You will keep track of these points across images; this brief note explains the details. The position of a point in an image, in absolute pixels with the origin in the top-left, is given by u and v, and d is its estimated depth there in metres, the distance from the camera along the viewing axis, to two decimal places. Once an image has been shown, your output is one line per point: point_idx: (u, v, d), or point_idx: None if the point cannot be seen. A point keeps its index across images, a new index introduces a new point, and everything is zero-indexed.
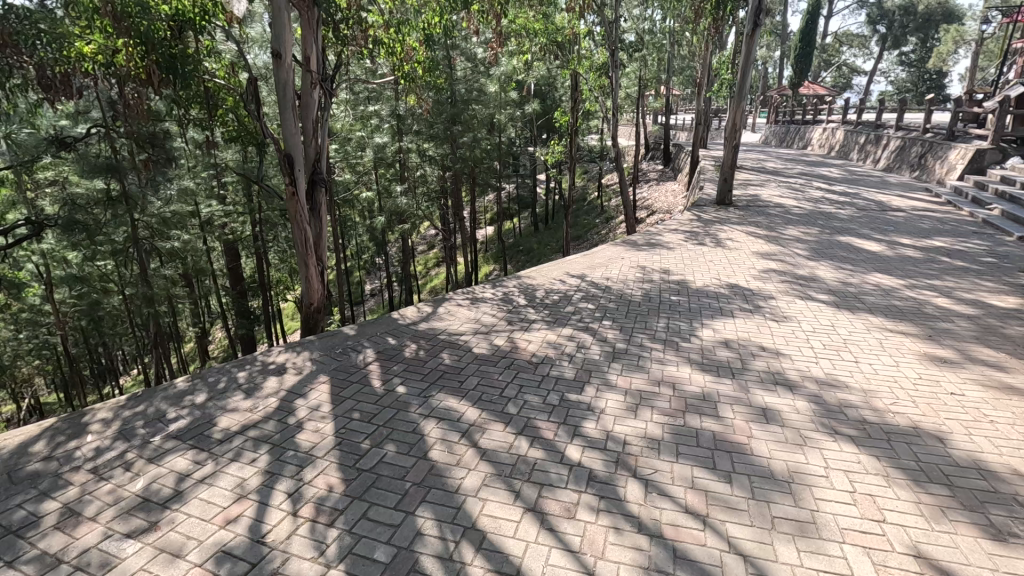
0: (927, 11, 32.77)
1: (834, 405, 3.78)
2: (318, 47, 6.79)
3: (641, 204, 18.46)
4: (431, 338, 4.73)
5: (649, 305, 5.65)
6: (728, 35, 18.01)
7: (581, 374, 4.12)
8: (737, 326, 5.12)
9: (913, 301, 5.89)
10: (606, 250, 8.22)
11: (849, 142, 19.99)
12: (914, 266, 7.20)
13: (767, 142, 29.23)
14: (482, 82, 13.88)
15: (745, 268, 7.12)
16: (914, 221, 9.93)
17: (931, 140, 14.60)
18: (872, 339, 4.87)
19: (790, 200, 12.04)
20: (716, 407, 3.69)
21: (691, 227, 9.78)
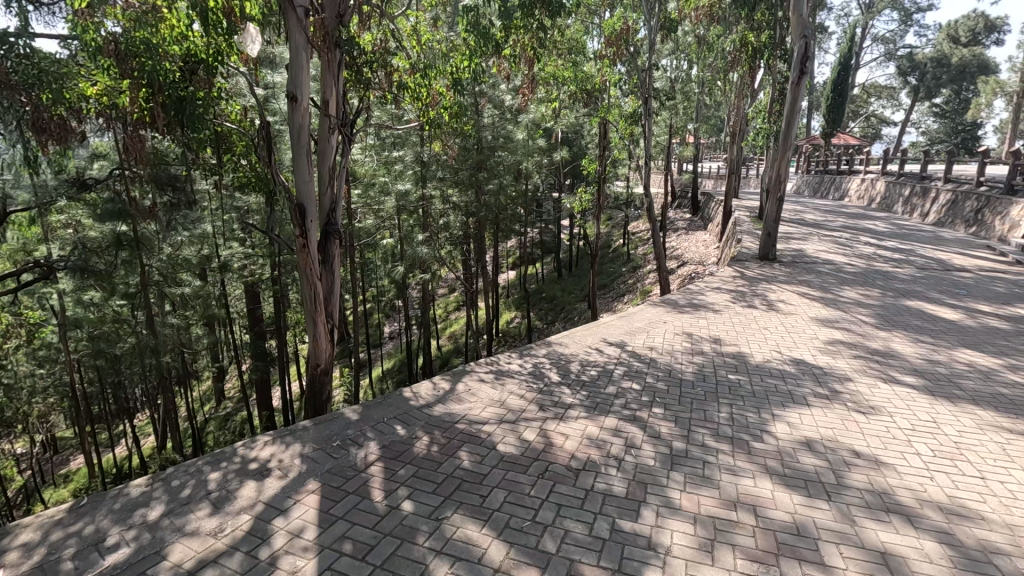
0: (961, 64, 32.22)
1: (974, 548, 2.85)
2: (339, 91, 6.27)
3: (672, 254, 17.67)
4: (448, 429, 3.97)
5: (704, 387, 4.84)
6: (762, 87, 17.58)
7: (634, 490, 3.29)
8: (817, 420, 4.23)
9: (1022, 388, 4.93)
10: (645, 312, 7.45)
11: (892, 194, 19.05)
12: (1005, 341, 6.22)
13: (800, 192, 28.44)
14: (509, 129, 13.57)
15: (807, 339, 6.26)
16: (985, 283, 8.96)
17: (987, 193, 13.63)
18: (991, 443, 3.93)
19: (839, 257, 11.16)
20: (818, 549, 2.80)
21: (735, 285, 8.98)
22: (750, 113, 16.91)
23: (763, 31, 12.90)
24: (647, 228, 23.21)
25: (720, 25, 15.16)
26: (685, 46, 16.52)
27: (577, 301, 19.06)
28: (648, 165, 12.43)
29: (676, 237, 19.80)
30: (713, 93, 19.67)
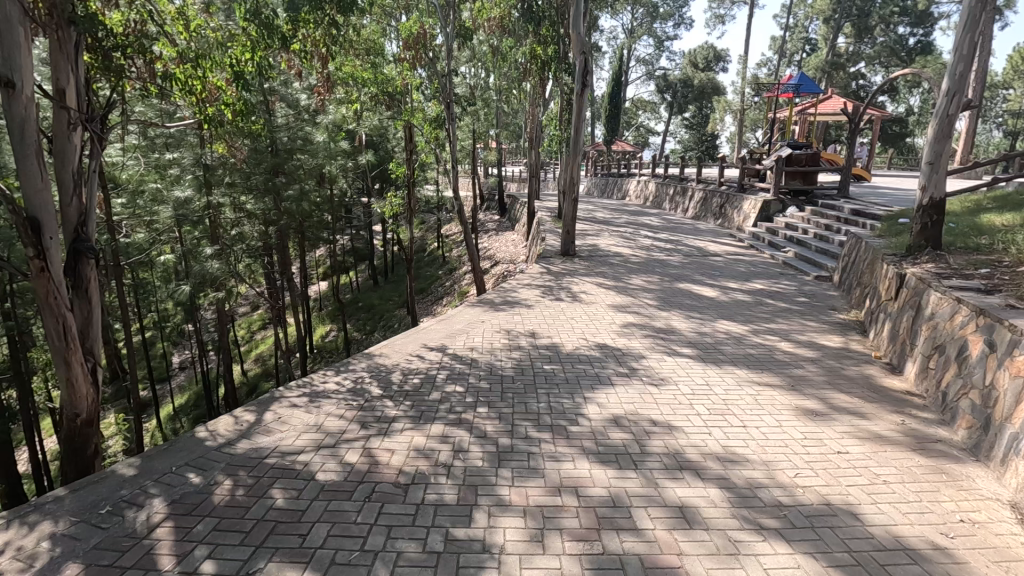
0: (701, 86, 39.19)
1: (744, 487, 3.41)
2: (78, 78, 5.13)
3: (485, 254, 18.28)
4: (255, 467, 3.51)
5: (524, 380, 5.04)
6: (552, 97, 19.14)
7: (466, 494, 3.28)
8: (621, 397, 4.70)
9: (763, 348, 6.11)
10: (463, 313, 7.54)
11: (660, 193, 22.30)
12: (748, 311, 7.68)
13: (590, 193, 31.79)
14: (307, 130, 12.63)
15: (607, 324, 6.95)
16: (732, 265, 10.97)
17: (727, 192, 16.73)
18: (748, 396, 4.78)
19: (625, 249, 12.66)
20: (631, 516, 3.10)
21: (543, 280, 9.61)
22: (543, 121, 18.26)
23: (549, 46, 14.01)
24: (459, 230, 23.71)
25: (511, 37, 16.09)
26: (481, 54, 17.16)
27: (396, 308, 18.71)
28: (455, 169, 12.62)
29: (487, 238, 20.54)
30: (510, 102, 20.80)
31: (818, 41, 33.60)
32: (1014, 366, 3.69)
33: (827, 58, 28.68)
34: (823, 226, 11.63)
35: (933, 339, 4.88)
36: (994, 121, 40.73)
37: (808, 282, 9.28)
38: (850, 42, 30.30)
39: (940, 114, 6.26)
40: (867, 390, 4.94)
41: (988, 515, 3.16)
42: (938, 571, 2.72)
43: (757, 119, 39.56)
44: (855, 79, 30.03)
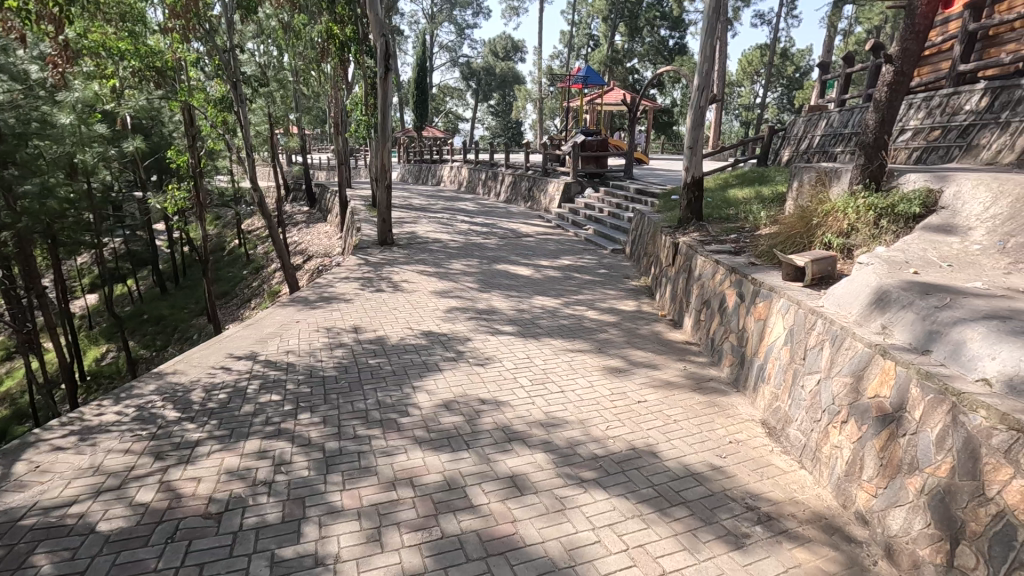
0: (502, 74, 40.91)
1: (565, 447, 3.71)
2: None
3: (295, 249, 16.90)
4: (5, 534, 2.81)
5: (348, 378, 4.82)
6: (355, 80, 18.28)
7: (292, 508, 3.04)
8: (449, 381, 4.76)
9: (574, 318, 6.70)
10: (274, 315, 6.88)
11: (473, 179, 22.92)
12: (559, 286, 8.32)
13: (404, 179, 31.34)
14: (45, 110, 10.15)
15: (431, 311, 6.96)
16: (543, 244, 11.77)
17: (533, 175, 17.81)
18: (563, 364, 5.20)
19: (444, 235, 12.76)
20: (466, 495, 3.17)
21: (362, 272, 9.23)
22: (348, 105, 17.35)
23: (347, 25, 13.32)
24: (263, 224, 21.55)
25: (304, 13, 14.89)
26: (270, 30, 15.63)
27: (194, 317, 16.41)
28: (251, 158, 11.30)
29: (296, 232, 19.02)
30: (309, 84, 19.33)
31: (599, 37, 37.26)
32: (756, 311, 4.59)
33: (608, 54, 32.03)
34: (615, 204, 13.06)
35: (702, 295, 5.83)
36: (733, 114, 49.67)
37: (606, 255, 10.37)
38: (624, 40, 34.20)
39: (694, 106, 7.41)
40: (658, 345, 5.73)
41: (748, 434, 3.91)
42: (716, 487, 3.29)
43: (554, 108, 42.67)
44: (631, 74, 34.06)
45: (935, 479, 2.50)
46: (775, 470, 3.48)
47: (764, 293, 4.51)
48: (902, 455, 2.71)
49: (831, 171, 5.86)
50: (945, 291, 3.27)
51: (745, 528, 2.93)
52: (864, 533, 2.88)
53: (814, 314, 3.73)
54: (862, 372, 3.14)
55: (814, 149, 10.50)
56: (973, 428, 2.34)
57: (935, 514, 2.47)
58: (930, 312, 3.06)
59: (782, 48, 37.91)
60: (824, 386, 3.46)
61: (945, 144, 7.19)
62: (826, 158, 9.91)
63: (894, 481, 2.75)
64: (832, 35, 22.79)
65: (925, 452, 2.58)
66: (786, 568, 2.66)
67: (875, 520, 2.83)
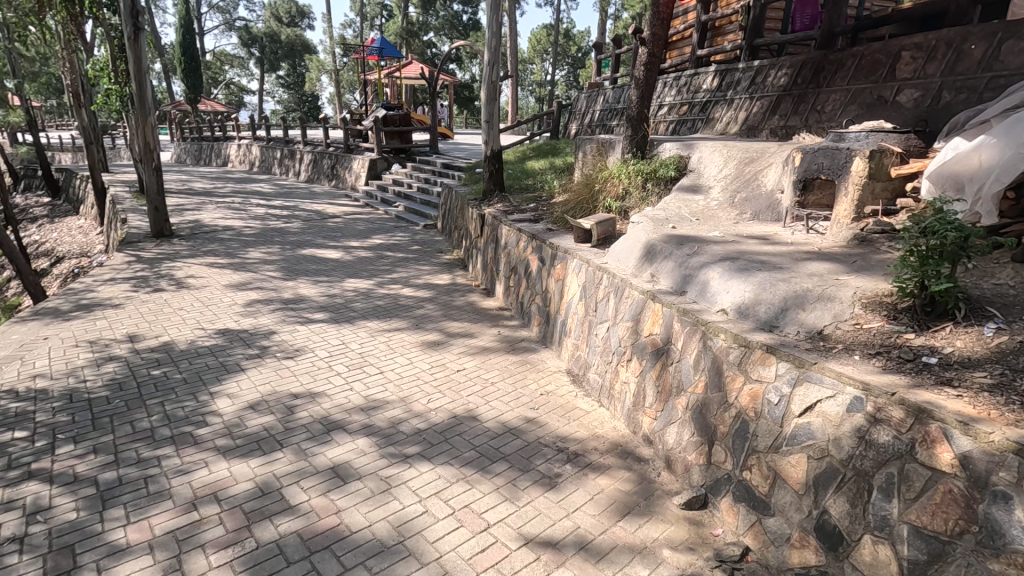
0: (289, 42, 36.91)
1: (387, 427, 3.67)
2: None
3: (37, 250, 13.63)
4: None
5: (125, 396, 4.10)
6: (96, 41, 15.07)
7: (58, 560, 2.54)
8: (253, 381, 4.34)
9: (389, 297, 6.58)
10: (8, 334, 5.49)
11: (267, 157, 20.84)
12: (371, 266, 8.05)
13: (180, 159, 27.16)
14: None
15: (227, 306, 6.24)
16: (351, 224, 11.25)
17: (334, 153, 16.80)
18: (381, 344, 5.10)
19: (236, 222, 11.41)
20: (282, 497, 2.96)
21: (132, 270, 7.84)
22: (89, 72, 14.28)
23: None
24: None
25: None
26: None
27: None
28: None
29: (36, 229, 15.29)
30: (28, 44, 15.41)
31: (391, 7, 36.15)
32: (555, 272, 5.00)
33: (403, 26, 31.27)
34: (423, 180, 13.00)
35: (509, 263, 6.16)
36: (529, 89, 52.39)
37: (418, 232, 10.30)
38: (418, 12, 33.74)
39: (487, 80, 7.63)
40: (473, 315, 5.92)
41: (556, 384, 4.29)
42: (531, 437, 3.56)
43: (352, 81, 40.54)
44: (428, 48, 33.80)
45: (695, 396, 3.03)
46: (580, 412, 3.89)
47: (560, 255, 4.93)
48: (672, 381, 3.23)
49: (607, 142, 6.57)
50: (694, 241, 3.92)
51: (558, 468, 3.24)
52: (649, 451, 3.38)
53: (600, 271, 4.20)
54: (638, 317, 3.64)
55: (595, 123, 11.64)
56: (717, 350, 2.88)
57: (697, 425, 3.00)
58: (684, 260, 3.65)
59: (564, 29, 40.94)
60: (612, 332, 3.93)
61: (691, 118, 8.52)
62: (605, 130, 11.05)
63: (668, 404, 3.26)
64: (603, 19, 25.20)
65: (687, 375, 3.10)
66: (593, 495, 3.02)
67: (656, 439, 3.34)
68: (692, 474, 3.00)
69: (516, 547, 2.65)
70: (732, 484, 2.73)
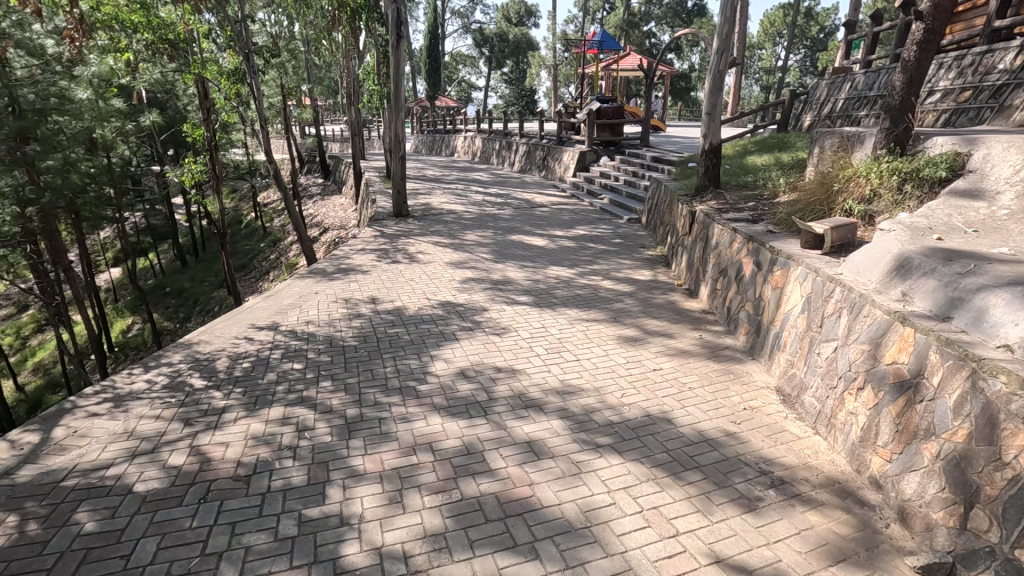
0: (516, 40, 39.63)
1: (580, 414, 3.77)
2: None
3: (311, 221, 16.94)
4: (49, 494, 3.05)
5: (367, 347, 4.90)
6: (367, 49, 17.89)
7: (316, 472, 3.17)
8: (465, 351, 4.83)
9: (589, 288, 6.70)
10: (292, 287, 6.96)
11: (487, 148, 22.73)
12: (573, 256, 8.29)
13: (417, 150, 31.14)
14: (63, 85, 9.75)
15: (447, 281, 7.02)
16: (557, 214, 11.69)
17: (548, 145, 17.56)
18: (579, 332, 5.25)
19: (458, 207, 12.68)
20: (484, 459, 3.26)
21: (378, 243, 9.26)
22: (360, 75, 17.01)
23: None
24: (279, 197, 21.48)
25: None
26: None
27: (214, 290, 15.71)
28: (265, 130, 11.04)
29: (312, 205, 18.99)
30: (321, 54, 18.93)
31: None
32: (774, 279, 4.55)
33: (625, 17, 31.09)
34: (630, 173, 12.88)
35: (718, 264, 5.78)
36: (754, 77, 48.15)
37: (621, 225, 10.25)
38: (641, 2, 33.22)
39: (713, 70, 7.19)
40: (673, 314, 5.72)
41: (763, 401, 3.93)
42: (730, 452, 3.33)
43: (569, 74, 41.78)
44: (648, 38, 33.13)
45: (951, 445, 2.51)
46: (790, 436, 3.51)
47: (782, 261, 4.46)
48: (918, 421, 2.72)
49: (854, 136, 5.72)
50: (969, 257, 3.21)
51: (759, 492, 2.98)
52: (877, 497, 2.91)
53: (832, 282, 3.70)
54: (879, 339, 3.12)
55: (838, 113, 10.20)
56: (992, 394, 2.33)
57: (950, 478, 2.49)
58: (951, 279, 3.02)
59: (806, 8, 36.50)
60: (840, 354, 3.45)
61: (975, 106, 6.95)
62: (850, 122, 9.64)
63: (910, 447, 2.76)
64: None
65: (942, 418, 2.58)
66: (799, 529, 2.71)
67: (889, 485, 2.86)
68: (936, 536, 2.51)
69: (706, 563, 2.52)
70: (996, 560, 2.21)
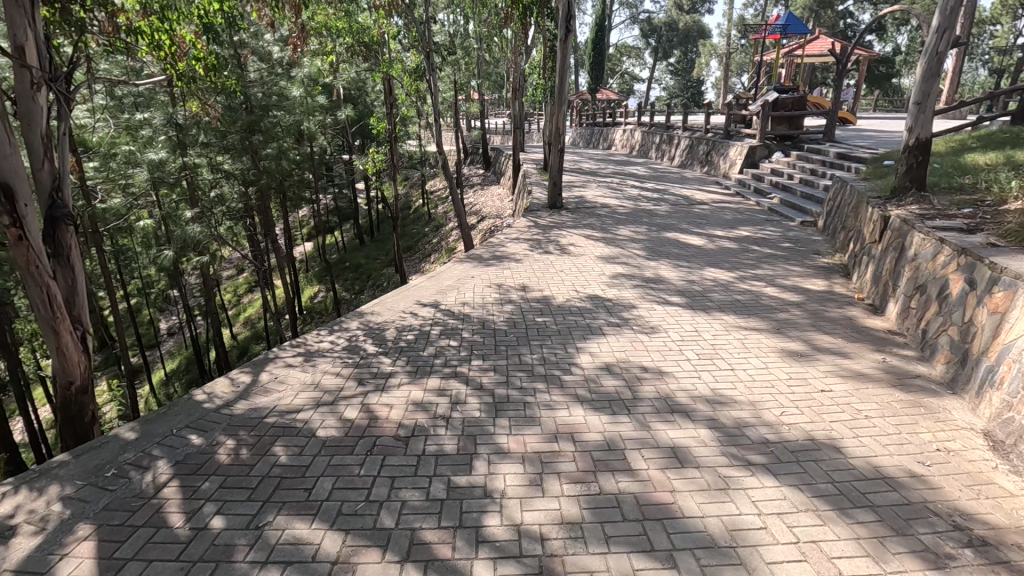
0: (686, 28, 37.71)
1: (732, 427, 3.54)
2: (39, 33, 4.36)
3: (471, 209, 17.98)
4: (256, 427, 3.67)
5: (517, 333, 5.10)
6: (535, 44, 18.36)
7: (465, 444, 3.39)
8: (611, 346, 4.79)
9: (750, 294, 6.21)
10: (452, 270, 7.47)
11: (646, 142, 22.06)
12: (734, 258, 7.74)
13: (574, 144, 31.30)
14: (282, 85, 11.46)
15: (597, 275, 7.00)
16: (718, 212, 10.98)
17: (713, 139, 16.53)
18: (735, 340, 4.91)
19: (613, 201, 12.51)
20: (625, 457, 3.22)
21: (531, 234, 9.53)
22: (526, 70, 17.53)
23: None
24: (444, 186, 23.11)
25: None
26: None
27: (383, 267, 17.47)
28: (439, 124, 11.84)
29: (473, 194, 20.13)
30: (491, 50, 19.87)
31: None
32: (993, 302, 3.81)
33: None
34: (809, 171, 11.61)
35: (915, 279, 4.99)
36: (980, 59, 40.31)
37: (793, 228, 9.31)
38: None
39: (928, 52, 6.14)
40: (851, 331, 5.08)
41: (963, 444, 3.33)
42: (913, 496, 2.89)
43: (743, 63, 38.73)
44: (843, 18, 29.33)
45: None
46: (998, 491, 2.93)
47: (1006, 281, 3.71)
48: None
49: None
50: None
51: (950, 548, 2.54)
52: None
53: None
54: None
55: None
56: None
57: None
58: None
59: None
60: None
61: None
62: None
63: None
64: None
65: None
66: None
67: None
68: None
69: None
70: None
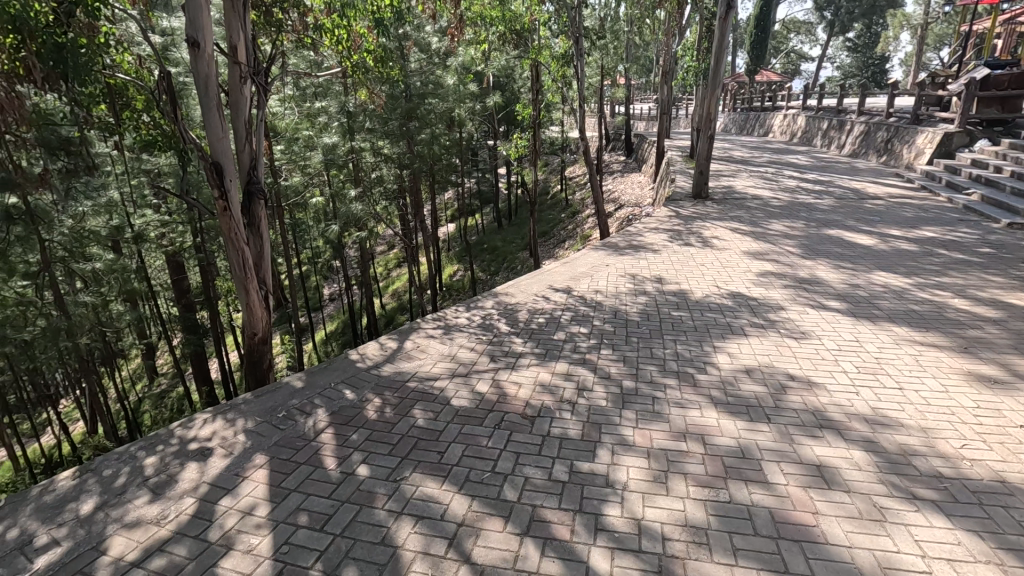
0: None
1: (895, 453, 3.12)
2: (247, 33, 5.08)
3: (609, 197, 17.68)
4: (399, 389, 4.02)
5: (650, 326, 4.95)
6: (689, 24, 17.35)
7: (590, 431, 3.39)
8: (754, 349, 4.45)
9: (930, 304, 5.36)
10: (586, 257, 7.43)
11: (811, 128, 19.89)
12: (912, 262, 6.72)
13: (726, 130, 29.22)
14: (438, 74, 12.17)
15: (742, 272, 6.52)
16: (895, 209, 9.59)
17: (896, 124, 14.40)
18: (907, 356, 4.28)
19: (766, 192, 11.51)
20: (762, 469, 2.99)
21: (671, 224, 9.13)
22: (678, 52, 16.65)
23: None
24: (584, 172, 22.97)
25: None
26: None
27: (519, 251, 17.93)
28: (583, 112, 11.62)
29: (612, 181, 19.77)
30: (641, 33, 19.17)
31: None
32: None
33: None
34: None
35: None
36: None
37: (996, 231, 7.82)
38: None
39: None
40: None
41: None
42: None
43: (944, 34, 33.02)
44: None
45: None
46: None
47: None
48: None
49: None
50: None
51: None
52: None
53: None
54: None
55: None
56: None
57: None
58: None
59: None
60: None
61: None
62: None
63: None
64: None
65: None
66: None
67: None
68: None
69: None
70: None
